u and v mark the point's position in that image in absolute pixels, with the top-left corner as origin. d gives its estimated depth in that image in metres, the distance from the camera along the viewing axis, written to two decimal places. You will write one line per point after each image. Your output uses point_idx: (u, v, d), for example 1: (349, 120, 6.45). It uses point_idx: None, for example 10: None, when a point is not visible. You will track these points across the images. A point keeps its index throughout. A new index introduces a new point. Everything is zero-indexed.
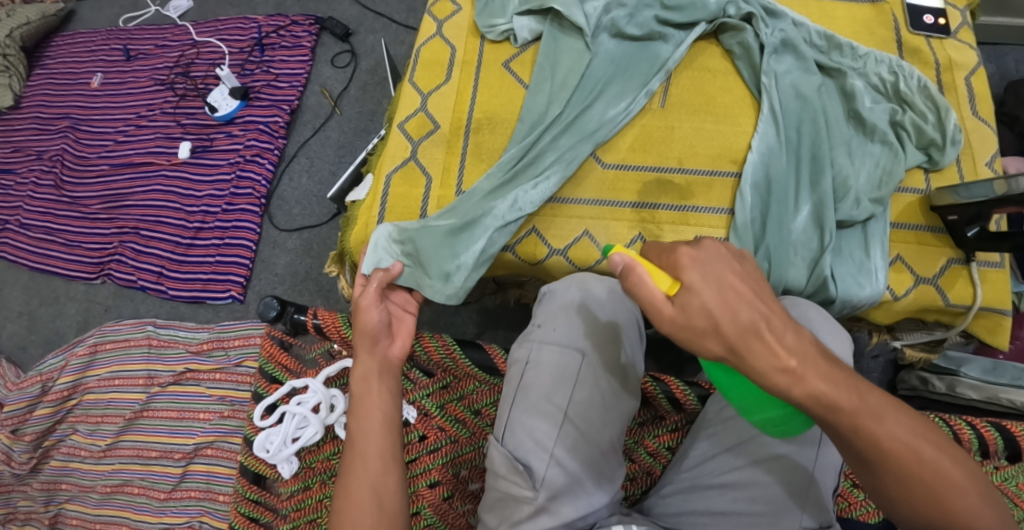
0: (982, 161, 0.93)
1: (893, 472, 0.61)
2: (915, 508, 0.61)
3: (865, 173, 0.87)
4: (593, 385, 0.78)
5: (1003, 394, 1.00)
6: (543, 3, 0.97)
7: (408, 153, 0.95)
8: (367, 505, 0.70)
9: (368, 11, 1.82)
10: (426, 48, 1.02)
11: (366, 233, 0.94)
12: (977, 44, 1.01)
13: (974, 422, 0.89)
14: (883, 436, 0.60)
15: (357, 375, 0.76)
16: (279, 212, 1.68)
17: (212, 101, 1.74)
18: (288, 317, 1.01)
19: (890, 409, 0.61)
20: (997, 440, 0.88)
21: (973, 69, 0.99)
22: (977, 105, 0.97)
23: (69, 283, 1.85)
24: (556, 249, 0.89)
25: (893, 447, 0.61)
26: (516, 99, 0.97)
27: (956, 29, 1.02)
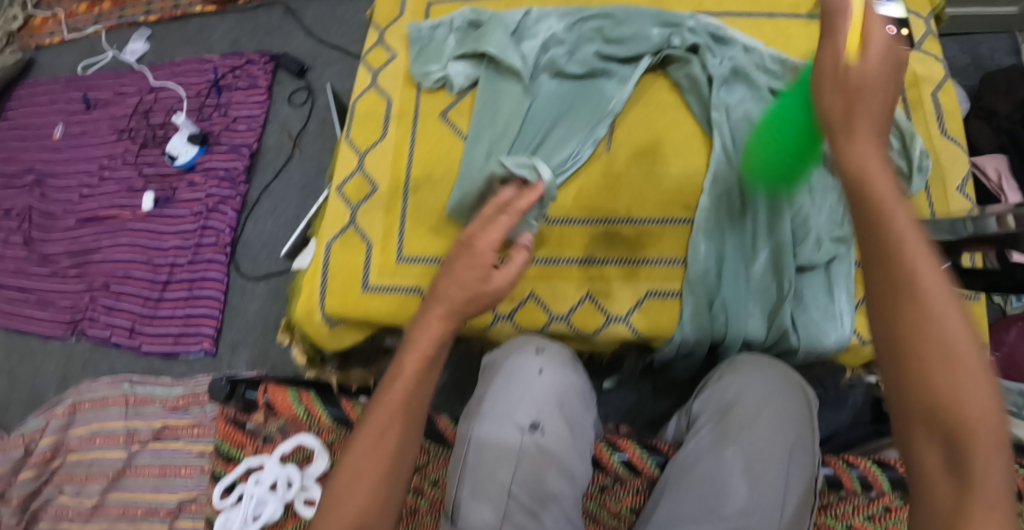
0: (953, 188, 0.90)
1: (914, 342, 0.51)
2: (916, 387, 0.51)
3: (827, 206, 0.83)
4: (535, 463, 0.73)
5: None
6: (476, 47, 0.93)
7: (347, 219, 0.91)
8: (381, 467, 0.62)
9: (322, 44, 1.78)
10: (362, 102, 0.98)
11: (312, 303, 0.90)
12: (943, 55, 0.96)
13: None
14: (932, 288, 0.51)
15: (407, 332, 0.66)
16: (245, 259, 1.64)
17: (172, 149, 1.69)
18: (240, 395, 0.99)
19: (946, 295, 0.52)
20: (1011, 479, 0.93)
21: (939, 84, 0.95)
22: (946, 123, 0.93)
23: (45, 341, 1.82)
24: (502, 314, 0.86)
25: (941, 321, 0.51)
26: (454, 153, 0.91)
27: (920, 39, 0.98)
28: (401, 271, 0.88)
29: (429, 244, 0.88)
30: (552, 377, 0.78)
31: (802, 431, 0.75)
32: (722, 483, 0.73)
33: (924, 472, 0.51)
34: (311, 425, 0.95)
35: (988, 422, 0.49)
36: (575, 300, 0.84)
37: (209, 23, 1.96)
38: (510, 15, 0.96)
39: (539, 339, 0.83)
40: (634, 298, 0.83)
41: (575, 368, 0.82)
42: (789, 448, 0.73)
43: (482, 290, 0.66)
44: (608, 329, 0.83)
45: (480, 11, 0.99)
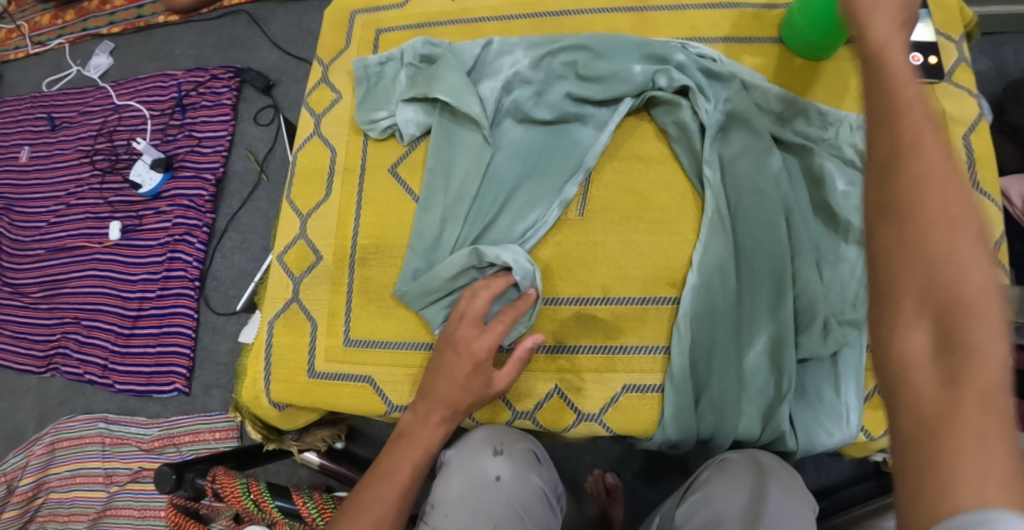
0: None
1: (912, 253, 0.43)
2: (915, 291, 0.43)
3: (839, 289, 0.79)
4: None
5: None
6: (426, 94, 0.85)
7: (290, 293, 0.86)
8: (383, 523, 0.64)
9: (288, 57, 1.68)
10: (305, 152, 0.93)
11: (256, 389, 0.83)
12: (978, 89, 0.87)
13: None
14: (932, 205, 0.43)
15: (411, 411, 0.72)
16: (214, 294, 1.57)
17: (134, 176, 1.62)
18: (188, 483, 0.87)
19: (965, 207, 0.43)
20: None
21: (972, 124, 0.87)
22: (979, 172, 0.85)
23: (22, 377, 1.75)
24: None
25: (947, 201, 0.43)
26: (405, 217, 0.86)
27: (950, 69, 0.89)
28: (351, 356, 0.82)
29: (379, 326, 0.82)
30: (510, 484, 0.68)
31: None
32: None
33: (906, 366, 0.42)
34: (264, 516, 0.84)
35: (987, 307, 0.41)
36: (543, 395, 0.82)
37: (173, 35, 1.86)
38: (467, 53, 0.89)
39: (500, 437, 0.73)
40: (608, 394, 0.80)
41: (540, 471, 0.71)
42: None
43: (486, 395, 0.72)
44: (580, 427, 0.81)
45: (436, 43, 0.90)
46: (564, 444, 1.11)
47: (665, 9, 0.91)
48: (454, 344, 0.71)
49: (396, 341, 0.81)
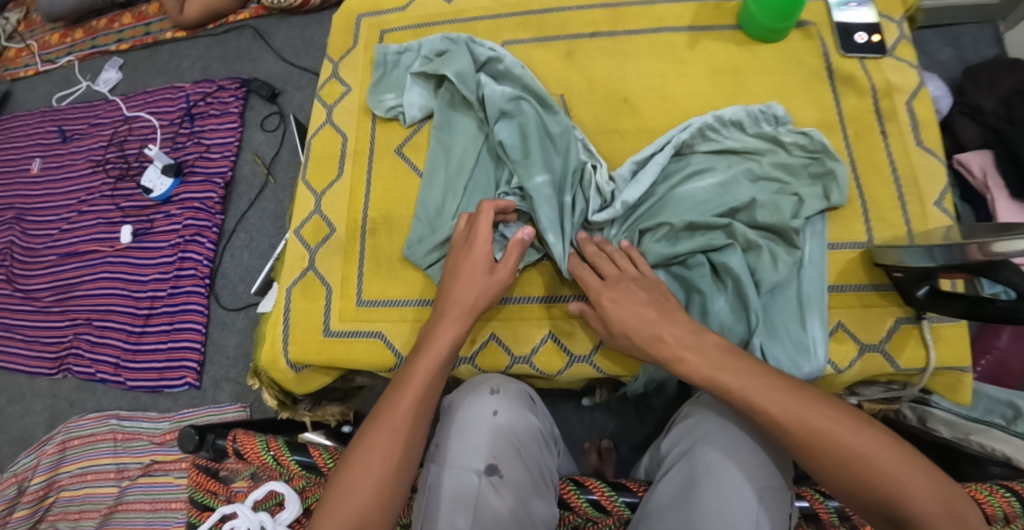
0: (930, 202, 0.91)
1: (850, 476, 0.69)
2: (863, 499, 0.69)
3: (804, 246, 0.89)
4: (493, 508, 0.72)
5: (972, 436, 0.95)
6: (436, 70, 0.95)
7: (306, 263, 0.94)
8: (390, 450, 0.72)
9: (292, 67, 1.79)
10: (317, 139, 1.02)
11: (274, 351, 0.91)
12: (917, 61, 0.97)
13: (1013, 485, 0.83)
14: (841, 441, 0.69)
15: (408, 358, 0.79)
16: (224, 291, 1.65)
17: (146, 182, 1.70)
18: (209, 444, 0.95)
19: (850, 425, 0.70)
20: (1013, 503, 0.81)
21: (914, 92, 0.96)
22: (922, 133, 0.94)
23: (33, 379, 1.80)
24: (463, 358, 0.92)
25: (827, 438, 0.70)
26: (410, 191, 0.95)
27: (892, 45, 0.99)
28: (363, 315, 0.90)
29: (387, 288, 0.90)
30: (507, 419, 0.78)
31: (769, 473, 0.74)
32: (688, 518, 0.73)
33: None
34: (281, 472, 0.92)
35: (912, 484, 0.68)
36: (538, 340, 0.92)
37: (180, 50, 1.96)
38: (481, 56, 0.97)
39: (495, 379, 0.83)
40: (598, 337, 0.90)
41: (531, 411, 0.81)
42: (757, 490, 0.73)
43: (490, 285, 0.81)
44: (572, 369, 0.91)
45: (455, 40, 0.99)
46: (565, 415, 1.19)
47: (636, 4, 1.03)
48: (450, 300, 0.81)
49: (405, 300, 0.90)
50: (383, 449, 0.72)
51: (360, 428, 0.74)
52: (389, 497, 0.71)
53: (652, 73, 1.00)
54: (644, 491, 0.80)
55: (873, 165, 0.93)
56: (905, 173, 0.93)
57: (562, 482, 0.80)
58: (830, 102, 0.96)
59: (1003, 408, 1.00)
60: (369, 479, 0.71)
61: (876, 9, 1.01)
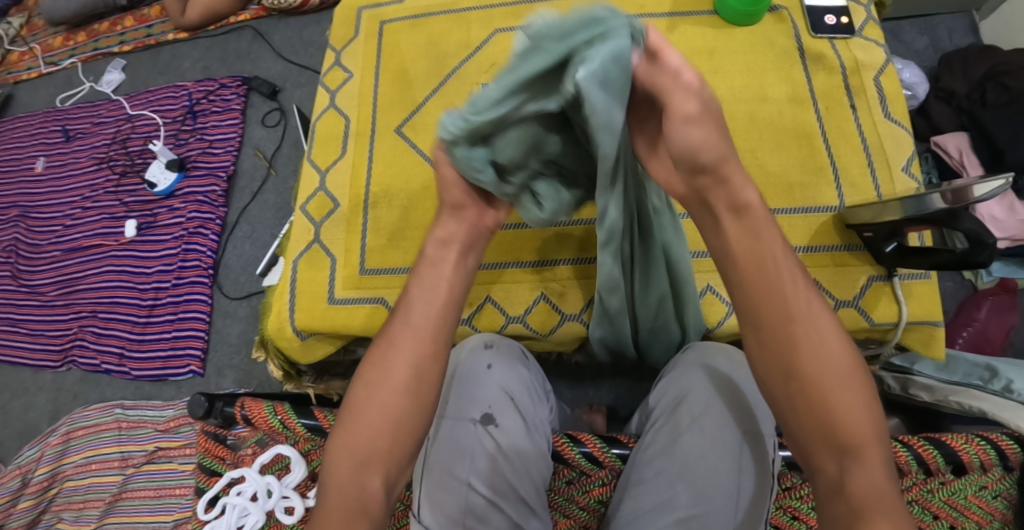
0: (897, 168, 0.98)
1: (813, 392, 0.70)
2: (819, 421, 0.69)
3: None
4: (489, 454, 0.81)
5: (952, 396, 1.01)
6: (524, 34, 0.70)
7: (311, 236, 1.00)
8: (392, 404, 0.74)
9: (292, 65, 1.85)
10: (321, 122, 1.07)
11: (281, 319, 0.96)
12: (882, 40, 1.05)
13: (992, 436, 0.90)
14: (825, 354, 0.70)
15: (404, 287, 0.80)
16: (227, 280, 1.69)
17: (150, 176, 1.75)
18: (218, 411, 0.98)
19: (830, 339, 0.71)
20: (989, 451, 0.89)
21: (881, 68, 1.04)
22: (889, 106, 1.01)
23: (36, 373, 1.83)
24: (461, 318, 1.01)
25: (835, 365, 0.70)
26: (408, 167, 1.01)
27: (860, 27, 1.06)
28: (366, 282, 0.95)
29: (388, 257, 0.96)
30: (500, 375, 0.86)
31: (751, 417, 0.81)
32: (670, 463, 0.80)
33: (822, 482, 0.69)
34: (288, 436, 0.97)
35: (870, 430, 0.68)
36: (531, 302, 1.00)
37: (181, 50, 2.02)
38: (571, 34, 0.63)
39: (488, 334, 0.90)
40: (587, 296, 0.99)
41: (523, 366, 0.88)
42: (739, 435, 0.80)
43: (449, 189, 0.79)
44: (564, 326, 0.99)
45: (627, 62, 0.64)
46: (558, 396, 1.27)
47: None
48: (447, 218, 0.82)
49: (405, 268, 0.95)
50: (401, 379, 0.74)
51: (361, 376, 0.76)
52: (404, 432, 0.74)
53: None
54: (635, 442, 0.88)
55: (843, 135, 1.00)
56: (874, 142, 1.00)
57: (557, 437, 0.88)
58: (802, 79, 1.03)
59: (980, 370, 1.05)
60: (384, 409, 0.74)
61: None
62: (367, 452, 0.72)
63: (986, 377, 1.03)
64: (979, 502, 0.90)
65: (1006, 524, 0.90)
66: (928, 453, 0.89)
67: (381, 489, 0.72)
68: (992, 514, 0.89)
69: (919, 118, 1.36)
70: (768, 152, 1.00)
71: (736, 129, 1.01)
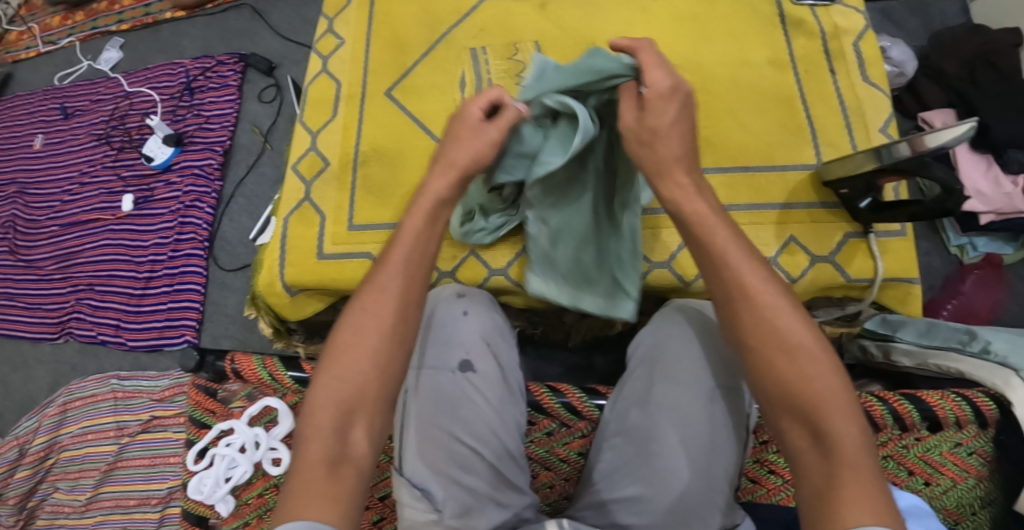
0: (875, 129, 1.02)
1: (772, 366, 0.70)
2: (783, 388, 0.69)
3: (720, 169, 1.01)
4: (474, 402, 0.84)
5: (930, 360, 1.02)
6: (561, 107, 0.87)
7: (302, 194, 1.02)
8: (364, 344, 0.72)
9: (289, 43, 1.88)
10: (314, 86, 1.09)
11: (272, 275, 0.98)
12: (862, 6, 1.09)
13: (968, 394, 0.94)
14: (780, 325, 0.70)
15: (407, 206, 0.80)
16: (223, 253, 1.72)
17: (148, 151, 1.77)
18: (210, 365, 1.00)
19: (782, 311, 0.71)
20: (964, 408, 0.93)
21: (861, 33, 1.07)
22: (868, 70, 1.05)
23: (35, 346, 1.85)
24: (445, 272, 1.05)
25: (790, 335, 0.70)
26: (400, 128, 1.03)
27: None
28: (355, 238, 0.97)
29: (378, 213, 0.99)
30: (474, 328, 0.90)
31: (723, 375, 0.82)
32: (645, 412, 0.83)
33: (801, 454, 0.68)
34: (277, 388, 0.98)
35: (833, 396, 0.67)
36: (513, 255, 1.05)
37: (179, 29, 2.04)
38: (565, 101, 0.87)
39: (460, 288, 0.95)
40: None
41: (495, 315, 0.93)
42: (711, 389, 0.82)
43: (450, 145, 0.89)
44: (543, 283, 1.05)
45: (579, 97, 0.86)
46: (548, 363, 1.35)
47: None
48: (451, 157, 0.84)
49: (391, 224, 0.98)
50: (387, 303, 0.73)
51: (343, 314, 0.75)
52: (386, 370, 0.72)
53: (620, 22, 1.09)
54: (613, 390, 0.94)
55: (821, 97, 1.04)
56: (853, 104, 1.03)
57: (538, 388, 0.93)
58: (783, 43, 1.07)
59: (960, 335, 1.03)
60: (362, 347, 0.71)
61: None
62: (352, 399, 0.70)
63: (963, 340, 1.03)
64: (954, 459, 0.95)
65: (982, 481, 0.95)
66: (904, 408, 0.95)
67: (365, 441, 0.70)
68: (967, 471, 0.95)
69: (909, 96, 1.38)
70: (748, 114, 1.03)
71: (719, 90, 1.04)
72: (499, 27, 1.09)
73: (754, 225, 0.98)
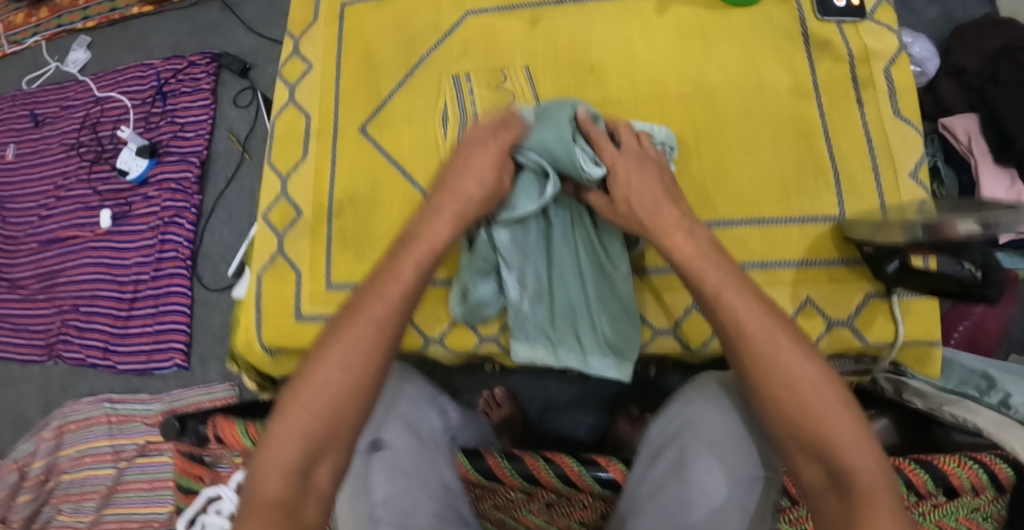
0: (904, 173, 0.94)
1: (779, 404, 0.68)
2: (793, 427, 0.68)
3: (735, 221, 0.94)
4: (388, 477, 0.81)
5: (946, 406, 0.94)
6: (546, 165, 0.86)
7: (274, 248, 0.93)
8: (341, 387, 0.69)
9: (263, 40, 1.76)
10: (281, 119, 1.00)
11: (248, 336, 0.92)
12: (895, 25, 1.00)
13: (983, 457, 0.83)
14: (785, 363, 0.69)
15: (388, 250, 0.79)
16: (206, 270, 1.65)
17: (121, 163, 1.67)
18: (191, 430, 0.96)
19: (785, 347, 0.69)
20: (980, 475, 0.82)
21: (892, 57, 0.99)
22: (900, 102, 0.97)
23: (24, 367, 1.80)
24: (434, 338, 1.01)
25: (796, 373, 0.68)
26: (375, 168, 0.94)
27: (871, 10, 1.01)
28: (333, 299, 0.90)
29: (358, 270, 0.91)
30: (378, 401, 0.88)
31: (755, 457, 0.78)
32: (673, 492, 0.79)
33: (815, 494, 0.68)
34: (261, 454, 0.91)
35: (847, 434, 0.66)
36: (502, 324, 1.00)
37: (147, 25, 1.91)
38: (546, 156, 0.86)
39: None
40: None
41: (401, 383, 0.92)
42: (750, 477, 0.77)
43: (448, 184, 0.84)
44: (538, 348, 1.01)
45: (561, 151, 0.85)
46: (544, 384, 1.29)
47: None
48: (451, 194, 0.82)
49: None
50: (362, 354, 0.71)
51: (317, 351, 0.72)
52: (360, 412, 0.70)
53: (619, 39, 1.00)
54: (613, 464, 0.87)
55: (848, 131, 0.96)
56: (880, 141, 0.96)
57: (532, 457, 0.89)
58: (805, 67, 0.98)
59: (977, 379, 1.00)
60: (332, 390, 0.69)
61: None
62: (321, 440, 0.68)
63: (982, 387, 0.98)
64: (968, 524, 0.85)
65: None
66: (919, 478, 0.82)
67: (327, 480, 0.69)
68: None
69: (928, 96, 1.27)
70: (767, 154, 0.96)
71: (729, 120, 0.97)
72: (481, 46, 0.99)
73: (769, 284, 0.93)
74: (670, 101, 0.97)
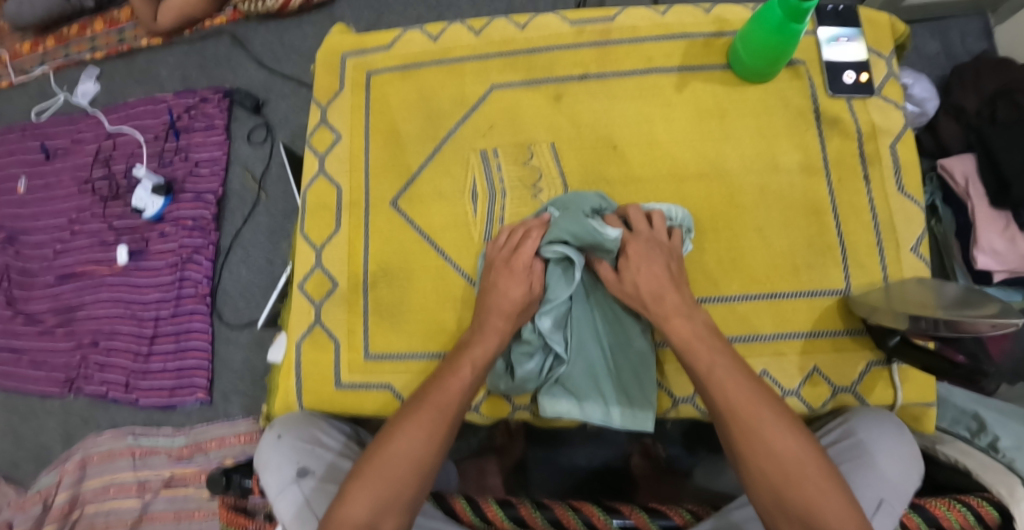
0: (906, 248, 1.02)
1: (768, 481, 0.78)
2: (779, 502, 0.77)
3: (747, 295, 1.03)
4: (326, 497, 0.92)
5: (939, 446, 1.00)
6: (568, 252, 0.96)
7: (312, 317, 1.10)
8: (398, 460, 0.83)
9: (273, 76, 1.78)
10: (312, 190, 1.15)
11: (287, 400, 1.08)
12: (903, 102, 1.06)
13: (968, 500, 0.87)
14: (775, 444, 0.79)
15: (458, 347, 0.94)
16: (226, 307, 1.69)
17: (135, 202, 1.67)
18: (236, 483, 1.01)
19: (775, 431, 0.80)
20: (966, 515, 0.86)
21: (898, 134, 1.05)
22: (904, 178, 1.04)
23: (43, 398, 1.79)
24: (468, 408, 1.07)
25: (784, 457, 0.79)
26: (404, 245, 1.10)
27: (880, 85, 1.07)
28: (371, 367, 1.07)
29: (392, 341, 1.07)
30: (296, 442, 0.98)
31: None
32: None
33: None
34: None
35: (828, 513, 0.75)
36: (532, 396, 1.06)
37: (156, 57, 1.92)
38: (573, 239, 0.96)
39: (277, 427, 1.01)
40: None
41: (310, 422, 1.02)
42: None
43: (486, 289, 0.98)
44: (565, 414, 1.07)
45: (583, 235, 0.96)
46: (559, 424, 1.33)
47: (624, 43, 1.10)
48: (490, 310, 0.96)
49: (407, 352, 1.06)
50: (424, 434, 0.85)
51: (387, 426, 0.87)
52: (410, 485, 0.82)
53: (640, 117, 1.08)
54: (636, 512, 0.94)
55: (854, 211, 1.03)
56: (885, 218, 1.03)
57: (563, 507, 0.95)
58: (816, 145, 1.05)
59: (968, 420, 1.02)
60: (394, 458, 0.83)
61: (866, 43, 1.08)
62: (383, 503, 0.81)
63: (973, 429, 1.01)
64: None
65: None
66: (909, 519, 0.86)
67: None
68: None
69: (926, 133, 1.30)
70: (778, 234, 1.04)
71: (744, 203, 1.05)
72: (506, 121, 1.11)
73: (778, 355, 1.01)
74: (690, 182, 1.06)
